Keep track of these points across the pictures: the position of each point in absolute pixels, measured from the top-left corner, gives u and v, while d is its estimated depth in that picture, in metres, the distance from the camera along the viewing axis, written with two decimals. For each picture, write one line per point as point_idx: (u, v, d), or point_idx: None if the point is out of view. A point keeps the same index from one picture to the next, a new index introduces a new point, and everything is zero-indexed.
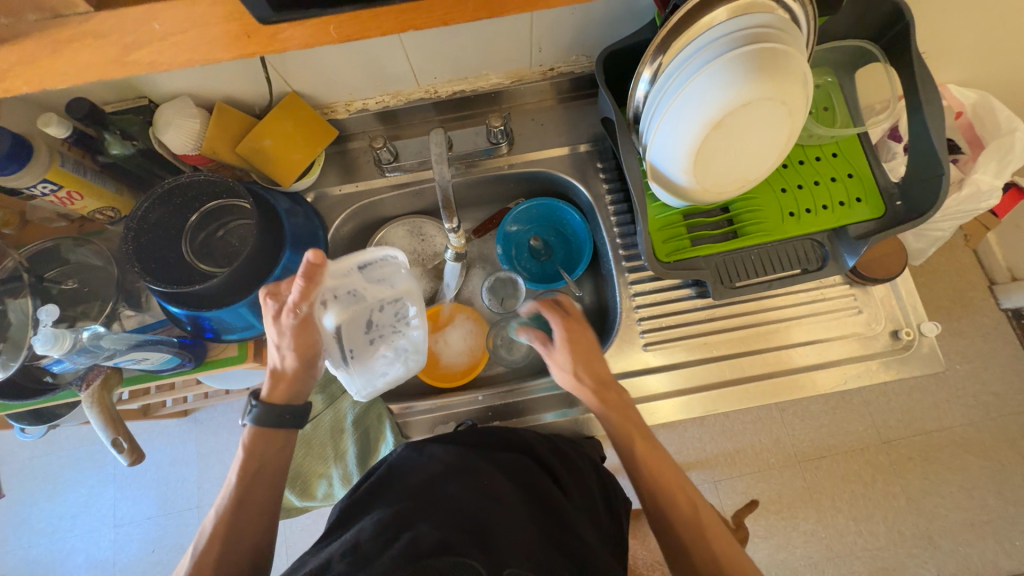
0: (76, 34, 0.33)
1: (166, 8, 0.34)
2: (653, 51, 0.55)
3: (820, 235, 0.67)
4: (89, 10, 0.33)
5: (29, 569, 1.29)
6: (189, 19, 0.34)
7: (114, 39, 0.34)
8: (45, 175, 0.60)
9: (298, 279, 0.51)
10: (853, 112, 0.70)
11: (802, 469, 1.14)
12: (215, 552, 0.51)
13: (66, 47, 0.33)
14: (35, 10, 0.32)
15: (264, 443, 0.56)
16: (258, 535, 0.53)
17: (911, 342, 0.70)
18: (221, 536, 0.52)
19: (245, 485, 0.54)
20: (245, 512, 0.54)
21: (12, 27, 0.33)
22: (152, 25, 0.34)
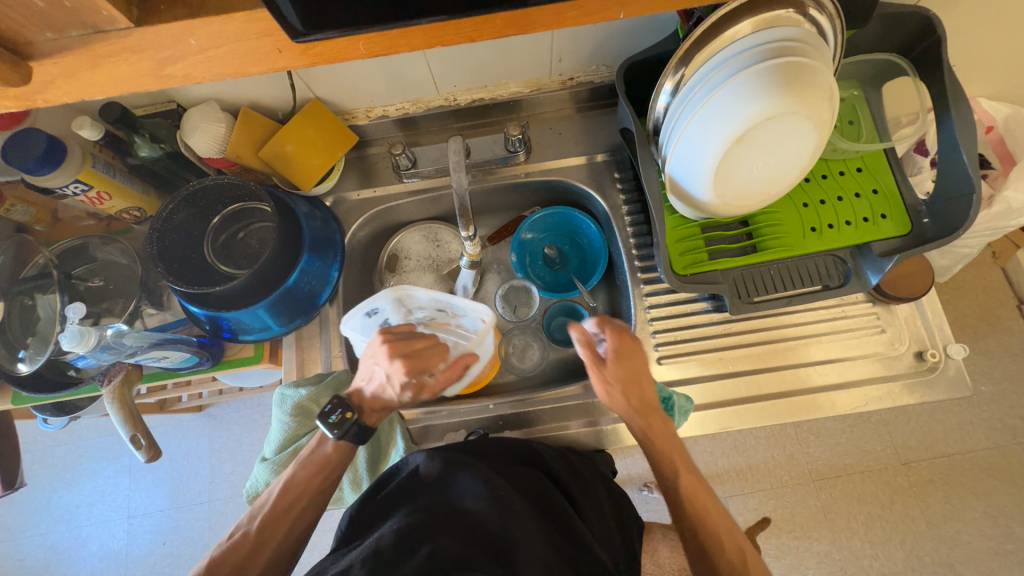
0: (115, 49, 0.30)
1: (202, 23, 0.30)
2: (675, 63, 0.54)
3: (843, 251, 0.66)
4: (130, 25, 0.30)
5: (45, 555, 1.32)
6: (223, 35, 0.31)
7: (150, 53, 0.31)
8: (77, 175, 0.62)
9: (454, 371, 0.61)
10: (879, 126, 0.69)
11: (816, 488, 1.11)
12: (270, 545, 0.55)
13: (104, 61, 0.31)
14: (77, 27, 0.29)
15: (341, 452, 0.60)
16: (302, 529, 0.57)
17: (937, 364, 0.67)
18: (265, 529, 0.55)
19: (308, 490, 0.57)
20: (290, 509, 0.56)
21: (56, 42, 0.30)
22: (187, 40, 0.31)
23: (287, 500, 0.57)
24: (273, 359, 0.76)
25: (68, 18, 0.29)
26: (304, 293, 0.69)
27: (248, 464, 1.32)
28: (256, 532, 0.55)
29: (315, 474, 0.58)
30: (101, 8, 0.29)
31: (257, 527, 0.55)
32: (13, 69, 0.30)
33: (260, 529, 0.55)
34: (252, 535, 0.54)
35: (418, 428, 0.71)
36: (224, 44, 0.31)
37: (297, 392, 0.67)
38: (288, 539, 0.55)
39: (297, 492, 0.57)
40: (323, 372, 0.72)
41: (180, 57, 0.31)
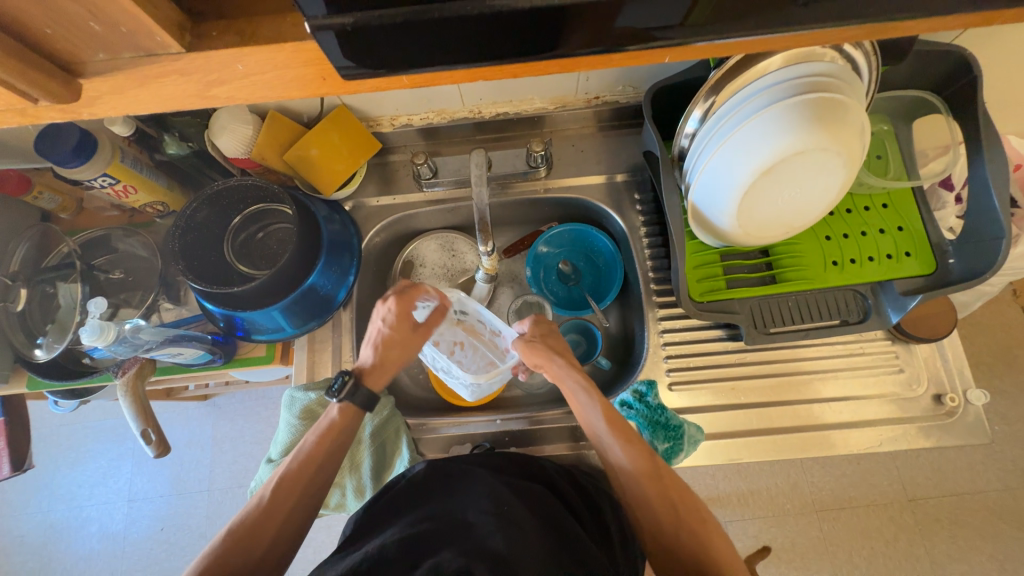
0: (163, 71, 0.31)
1: (250, 50, 0.30)
2: (705, 91, 0.54)
3: (863, 287, 0.65)
4: (182, 50, 0.30)
5: (45, 533, 1.34)
6: (270, 62, 0.30)
7: (196, 76, 0.31)
8: (105, 169, 0.62)
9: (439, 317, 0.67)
10: (907, 162, 0.68)
11: (818, 519, 1.09)
12: (282, 515, 0.54)
13: (152, 81, 0.31)
14: (131, 49, 0.30)
15: (349, 421, 0.60)
16: (308, 505, 0.56)
17: (956, 408, 0.66)
18: (279, 498, 0.55)
19: (309, 471, 0.57)
20: (294, 492, 0.55)
21: (109, 63, 0.31)
22: (235, 66, 0.31)
23: (290, 482, 0.56)
24: (284, 359, 0.77)
25: (122, 41, 0.29)
26: (319, 297, 0.69)
27: (249, 456, 1.33)
28: (258, 513, 0.54)
29: (318, 452, 0.58)
30: (156, 33, 0.29)
31: (260, 509, 0.54)
32: (66, 88, 0.30)
33: (265, 510, 0.54)
34: (257, 514, 0.54)
35: (424, 439, 0.72)
36: (268, 70, 0.31)
37: (307, 397, 0.68)
38: (291, 522, 0.55)
39: (301, 473, 0.56)
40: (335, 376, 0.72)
41: (225, 82, 0.31)
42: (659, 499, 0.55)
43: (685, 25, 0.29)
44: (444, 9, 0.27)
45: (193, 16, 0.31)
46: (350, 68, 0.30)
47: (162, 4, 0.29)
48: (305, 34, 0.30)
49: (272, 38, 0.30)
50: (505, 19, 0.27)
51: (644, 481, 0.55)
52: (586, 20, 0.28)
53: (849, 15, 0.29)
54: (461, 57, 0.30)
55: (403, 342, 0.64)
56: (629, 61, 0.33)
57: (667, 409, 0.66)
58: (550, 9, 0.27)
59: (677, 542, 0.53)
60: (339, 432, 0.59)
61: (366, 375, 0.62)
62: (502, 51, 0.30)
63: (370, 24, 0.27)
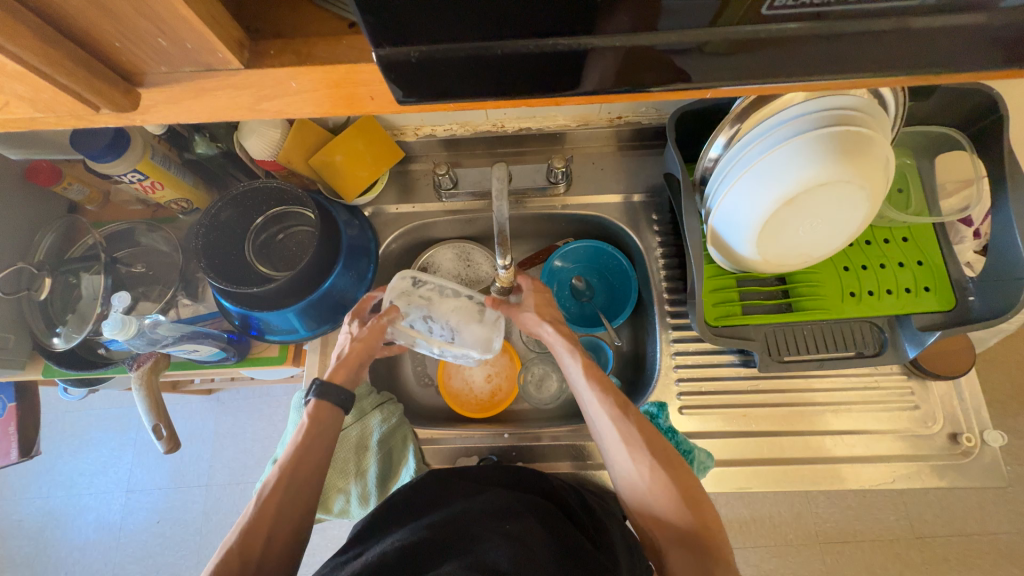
0: (221, 85, 0.32)
1: (305, 70, 0.31)
2: (731, 118, 0.55)
3: (880, 319, 0.64)
4: (239, 67, 0.31)
5: (43, 519, 1.34)
6: (324, 82, 0.31)
7: (250, 91, 0.32)
8: (135, 165, 0.64)
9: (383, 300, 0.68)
10: (929, 198, 0.67)
11: (822, 551, 1.06)
12: (264, 534, 0.51)
13: (208, 93, 0.32)
14: (192, 64, 0.31)
15: (329, 414, 0.59)
16: (294, 524, 0.53)
17: (972, 449, 0.65)
18: (265, 515, 0.52)
19: (287, 495, 0.53)
20: (278, 509, 0.52)
21: (168, 75, 0.32)
22: (289, 84, 0.32)
23: (267, 511, 0.52)
24: (295, 361, 0.77)
25: (185, 57, 0.30)
26: (334, 302, 0.69)
27: (249, 453, 1.33)
28: (238, 553, 0.49)
29: (293, 472, 0.54)
30: (218, 50, 0.30)
31: (237, 546, 0.49)
32: (125, 96, 0.32)
33: (249, 530, 0.50)
34: (236, 553, 0.49)
35: (430, 450, 0.71)
36: (322, 89, 0.32)
37: None
38: (274, 559, 0.51)
39: (277, 500, 0.52)
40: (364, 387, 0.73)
41: (277, 97, 0.33)
42: (628, 443, 0.55)
43: (711, 56, 0.28)
44: (508, 46, 0.27)
45: (252, 34, 0.32)
46: (403, 99, 0.30)
47: (227, 24, 0.30)
48: (362, 58, 0.30)
49: (330, 62, 0.31)
50: (565, 59, 0.28)
51: (616, 426, 0.56)
52: (640, 61, 0.28)
53: (906, 62, 0.29)
54: (514, 94, 0.30)
55: (363, 336, 0.64)
56: (673, 96, 0.34)
57: (677, 432, 0.65)
58: (609, 49, 0.27)
59: (644, 478, 0.54)
60: (320, 435, 0.57)
61: (338, 379, 0.62)
62: (559, 86, 0.30)
63: (432, 57, 0.27)
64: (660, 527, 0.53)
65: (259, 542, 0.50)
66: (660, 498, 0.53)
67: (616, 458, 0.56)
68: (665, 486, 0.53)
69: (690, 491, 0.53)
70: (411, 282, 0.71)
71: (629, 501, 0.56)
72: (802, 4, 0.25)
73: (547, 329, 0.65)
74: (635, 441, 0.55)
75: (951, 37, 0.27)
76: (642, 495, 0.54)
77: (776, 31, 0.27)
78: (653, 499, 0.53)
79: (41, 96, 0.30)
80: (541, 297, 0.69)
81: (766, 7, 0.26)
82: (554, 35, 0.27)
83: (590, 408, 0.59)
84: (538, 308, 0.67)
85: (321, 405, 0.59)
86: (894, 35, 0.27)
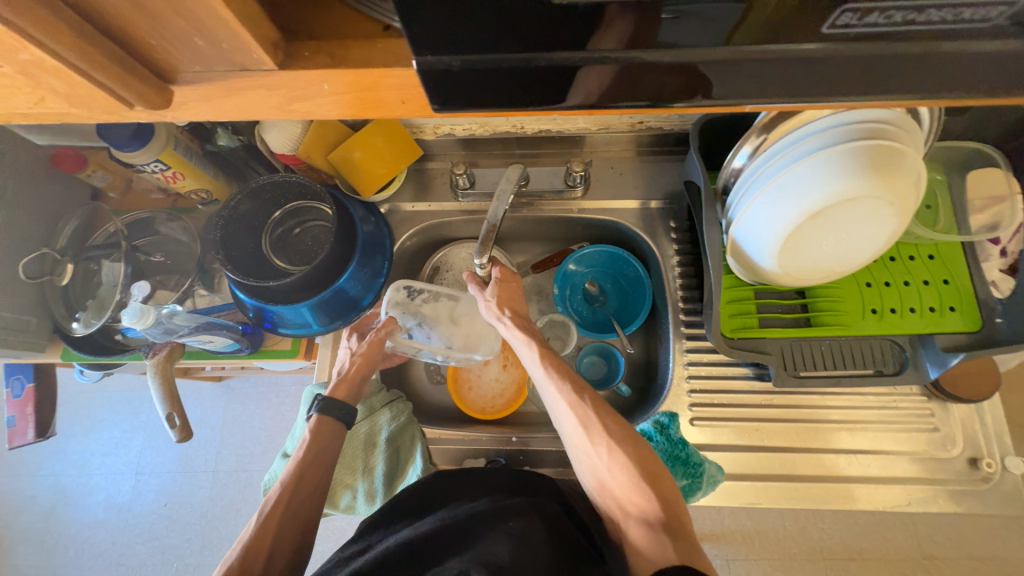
0: (253, 84, 0.32)
1: (338, 73, 0.31)
2: (758, 129, 0.53)
3: (902, 338, 0.62)
4: (272, 68, 0.31)
5: (54, 496, 1.37)
6: (356, 86, 0.31)
7: (282, 92, 0.32)
8: (158, 155, 0.64)
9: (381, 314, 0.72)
10: (959, 220, 0.65)
11: (826, 568, 1.04)
12: (266, 548, 0.52)
13: (239, 93, 0.32)
14: (225, 64, 0.31)
15: (329, 429, 0.61)
16: (295, 539, 0.54)
17: (992, 475, 0.63)
18: (267, 530, 0.53)
19: (289, 511, 0.55)
20: (279, 524, 0.54)
21: (201, 74, 0.32)
22: (321, 86, 0.32)
23: (269, 526, 0.53)
24: (307, 355, 0.78)
25: (219, 56, 0.30)
26: (347, 298, 0.70)
27: (256, 441, 1.35)
28: (240, 566, 0.50)
29: (295, 487, 0.56)
30: (253, 51, 0.30)
31: (239, 561, 0.50)
32: (158, 94, 0.32)
33: (251, 546, 0.51)
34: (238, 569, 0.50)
35: (438, 449, 0.72)
36: (352, 92, 0.32)
37: None
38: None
39: (279, 515, 0.54)
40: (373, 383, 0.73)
41: (308, 98, 0.33)
42: (587, 428, 0.55)
43: (754, 75, 0.27)
44: (549, 58, 0.26)
45: (287, 35, 0.32)
46: (438, 108, 0.30)
47: (263, 25, 0.30)
48: (396, 63, 0.30)
49: (364, 66, 0.30)
50: (604, 73, 0.27)
51: (573, 411, 0.57)
52: (677, 74, 0.28)
53: (953, 87, 0.28)
54: (548, 105, 0.29)
55: (365, 355, 0.67)
56: (708, 109, 0.33)
57: (688, 444, 0.64)
58: (648, 61, 0.27)
59: (605, 463, 0.54)
60: (321, 450, 0.59)
61: (341, 393, 0.64)
62: (594, 97, 0.29)
63: (473, 66, 0.27)
64: (623, 509, 0.52)
65: (261, 557, 0.51)
66: (621, 481, 0.53)
67: (577, 445, 0.56)
68: (625, 468, 0.52)
69: (650, 470, 0.52)
70: (406, 292, 0.73)
71: (595, 489, 0.56)
72: (853, 24, 0.25)
73: (506, 317, 0.65)
74: (593, 424, 0.55)
75: (1005, 61, 0.26)
76: (604, 480, 0.54)
77: (824, 50, 0.26)
78: (614, 484, 0.53)
79: (77, 92, 0.31)
80: (507, 285, 0.68)
81: (821, 26, 0.25)
82: (595, 48, 0.26)
83: (549, 396, 0.60)
84: (504, 296, 0.67)
85: (322, 420, 0.61)
86: (943, 58, 0.26)
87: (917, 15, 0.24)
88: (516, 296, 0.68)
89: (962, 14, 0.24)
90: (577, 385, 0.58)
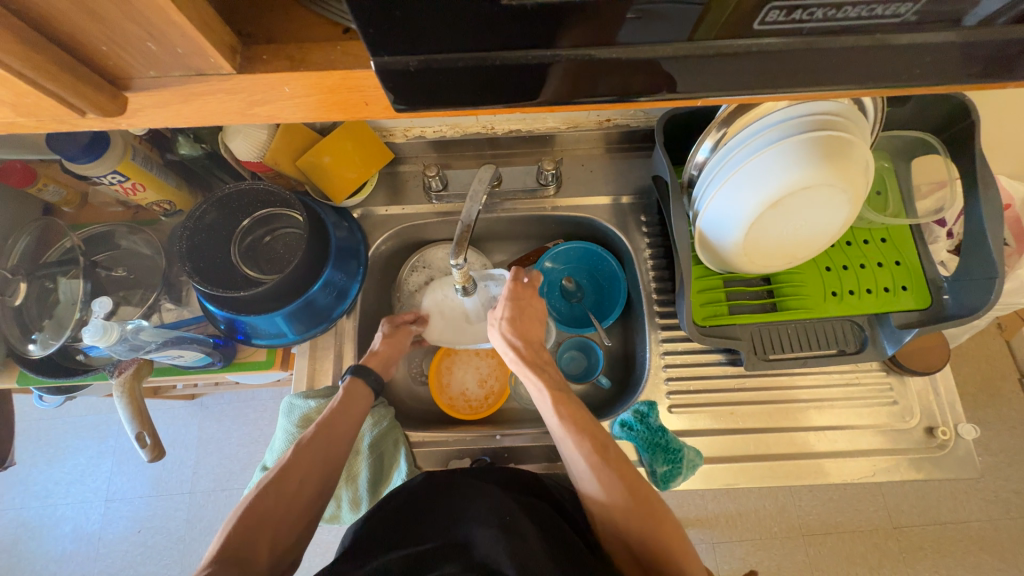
0: (212, 89, 0.31)
1: (297, 76, 0.31)
2: (718, 123, 0.55)
3: (860, 317, 0.66)
4: (230, 72, 0.31)
5: (16, 531, 1.29)
6: (317, 88, 0.31)
7: (241, 96, 0.32)
8: (116, 166, 0.62)
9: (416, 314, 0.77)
10: (905, 200, 0.69)
11: (805, 543, 1.08)
12: (299, 474, 0.56)
13: (198, 98, 0.32)
14: (181, 69, 0.30)
15: (362, 387, 0.66)
16: (324, 472, 0.59)
17: (947, 442, 0.68)
18: (301, 459, 0.57)
19: (323, 445, 0.59)
20: (312, 455, 0.58)
21: (157, 80, 0.31)
22: (282, 89, 0.31)
23: (305, 453, 0.58)
24: (283, 365, 0.76)
25: (175, 61, 0.30)
26: (322, 305, 0.68)
27: (234, 458, 1.30)
28: (275, 486, 0.54)
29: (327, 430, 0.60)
30: (210, 55, 0.29)
31: (271, 488, 0.54)
32: (111, 100, 0.31)
33: (287, 469, 0.56)
34: (271, 495, 0.54)
35: (422, 453, 0.71)
36: (314, 95, 0.32)
37: (306, 404, 0.68)
38: (299, 510, 0.55)
39: (316, 444, 0.59)
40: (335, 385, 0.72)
41: (270, 102, 0.33)
42: (609, 491, 0.54)
43: (702, 72, 0.29)
44: (505, 56, 0.27)
45: (245, 39, 0.32)
46: (402, 108, 0.30)
47: (219, 28, 0.29)
48: (356, 64, 0.30)
49: (324, 68, 0.30)
50: (560, 70, 0.28)
51: (596, 476, 0.55)
52: (632, 72, 0.29)
53: (885, 78, 0.30)
54: (511, 104, 0.30)
55: (392, 336, 0.72)
56: (666, 104, 0.34)
57: (667, 431, 0.65)
58: (602, 59, 0.28)
59: (627, 528, 0.53)
60: (355, 401, 0.64)
61: (372, 365, 0.69)
62: (555, 95, 0.30)
63: (433, 66, 0.27)
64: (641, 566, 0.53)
65: (294, 480, 0.56)
66: (645, 546, 0.52)
67: (594, 501, 0.56)
68: (647, 534, 0.52)
69: (673, 540, 0.53)
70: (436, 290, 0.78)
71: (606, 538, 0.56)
72: (790, 21, 0.26)
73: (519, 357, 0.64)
74: (611, 479, 0.55)
75: (931, 53, 0.28)
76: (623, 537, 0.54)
77: (767, 45, 0.28)
78: (630, 543, 0.53)
79: (24, 100, 0.30)
80: (522, 316, 0.67)
81: (757, 22, 0.26)
82: (552, 46, 0.27)
83: (564, 442, 0.58)
84: (519, 329, 0.66)
85: (356, 382, 0.66)
86: (871, 52, 0.28)
87: (842, 12, 0.26)
88: (533, 324, 0.68)
89: (880, 10, 0.26)
90: (599, 436, 0.58)
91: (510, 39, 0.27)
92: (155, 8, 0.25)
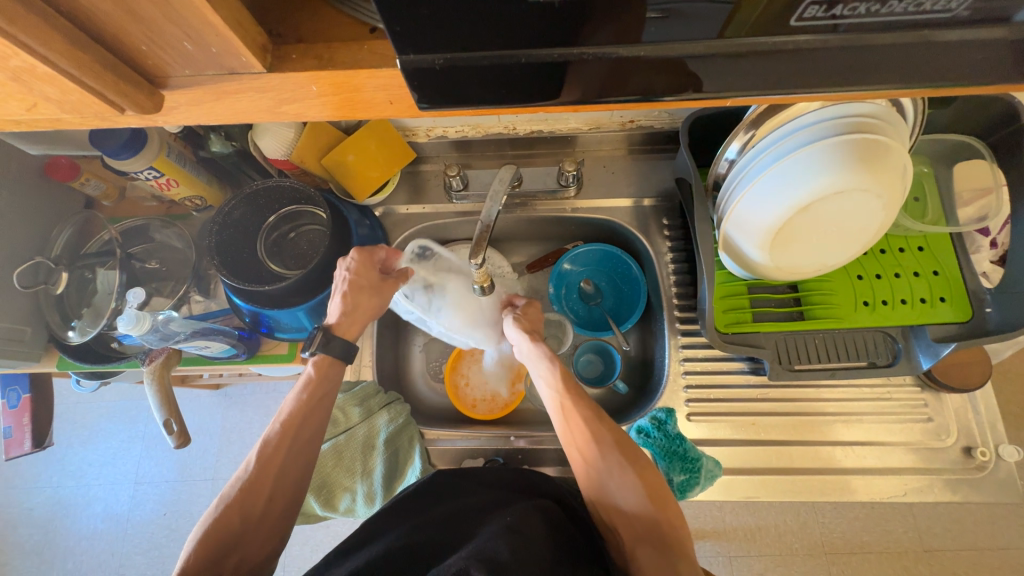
0: (242, 88, 0.32)
1: (324, 73, 0.31)
2: (746, 124, 0.54)
3: (894, 329, 0.63)
4: (261, 71, 0.31)
5: (52, 508, 1.36)
6: (345, 87, 0.32)
7: (271, 94, 0.33)
8: (152, 162, 0.64)
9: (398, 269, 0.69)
10: (945, 207, 0.66)
11: (828, 562, 1.04)
12: (266, 487, 0.53)
13: (229, 96, 0.33)
14: (214, 68, 0.31)
15: (330, 371, 0.60)
16: (294, 477, 0.56)
17: (987, 463, 0.64)
18: (265, 473, 0.54)
19: (288, 451, 0.55)
20: (274, 465, 0.54)
21: (191, 79, 0.32)
22: (310, 88, 0.32)
23: (269, 462, 0.54)
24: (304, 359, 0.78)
25: (208, 60, 0.31)
26: None
27: None
28: (239, 504, 0.52)
29: (293, 434, 0.56)
30: (241, 54, 0.30)
31: (237, 503, 0.52)
32: (149, 98, 0.33)
33: (250, 484, 0.53)
34: (236, 514, 0.51)
35: (436, 450, 0.72)
36: (339, 94, 0.32)
37: None
38: (272, 519, 0.54)
39: (279, 455, 0.55)
40: (354, 380, 0.74)
41: (297, 100, 0.33)
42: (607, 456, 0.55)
43: (730, 71, 0.28)
44: (530, 55, 0.27)
45: (276, 39, 0.33)
46: (426, 107, 0.30)
47: (252, 29, 0.30)
48: (382, 64, 0.31)
49: (351, 67, 0.31)
50: (585, 68, 0.28)
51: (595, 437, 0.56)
52: (658, 69, 0.28)
53: (929, 77, 0.28)
54: (534, 103, 0.30)
55: (374, 289, 0.64)
56: (693, 105, 0.34)
57: (685, 439, 0.64)
58: (628, 56, 0.27)
59: (623, 495, 0.53)
60: (320, 398, 0.59)
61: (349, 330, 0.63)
62: (579, 94, 0.29)
63: (456, 65, 0.27)
64: (623, 526, 0.53)
65: (260, 497, 0.53)
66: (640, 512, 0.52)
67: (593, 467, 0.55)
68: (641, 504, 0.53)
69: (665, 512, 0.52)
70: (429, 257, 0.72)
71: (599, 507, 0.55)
72: (829, 17, 0.25)
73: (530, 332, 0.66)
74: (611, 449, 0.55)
75: (980, 50, 0.27)
76: (612, 506, 0.54)
77: (802, 42, 0.27)
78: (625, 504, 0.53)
79: (68, 98, 0.31)
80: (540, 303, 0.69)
81: (793, 18, 0.25)
82: (577, 44, 0.27)
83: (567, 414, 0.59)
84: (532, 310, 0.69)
85: (320, 363, 0.60)
86: (915, 49, 0.27)
87: (884, 7, 0.25)
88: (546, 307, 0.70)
89: (927, 6, 0.24)
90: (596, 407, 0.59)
91: (536, 37, 0.26)
92: (191, 9, 0.26)
